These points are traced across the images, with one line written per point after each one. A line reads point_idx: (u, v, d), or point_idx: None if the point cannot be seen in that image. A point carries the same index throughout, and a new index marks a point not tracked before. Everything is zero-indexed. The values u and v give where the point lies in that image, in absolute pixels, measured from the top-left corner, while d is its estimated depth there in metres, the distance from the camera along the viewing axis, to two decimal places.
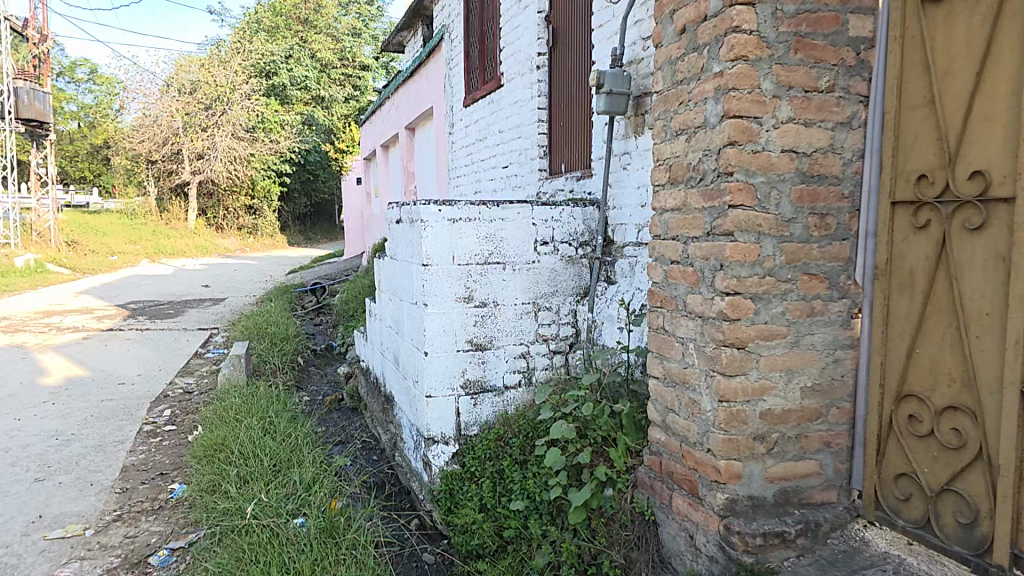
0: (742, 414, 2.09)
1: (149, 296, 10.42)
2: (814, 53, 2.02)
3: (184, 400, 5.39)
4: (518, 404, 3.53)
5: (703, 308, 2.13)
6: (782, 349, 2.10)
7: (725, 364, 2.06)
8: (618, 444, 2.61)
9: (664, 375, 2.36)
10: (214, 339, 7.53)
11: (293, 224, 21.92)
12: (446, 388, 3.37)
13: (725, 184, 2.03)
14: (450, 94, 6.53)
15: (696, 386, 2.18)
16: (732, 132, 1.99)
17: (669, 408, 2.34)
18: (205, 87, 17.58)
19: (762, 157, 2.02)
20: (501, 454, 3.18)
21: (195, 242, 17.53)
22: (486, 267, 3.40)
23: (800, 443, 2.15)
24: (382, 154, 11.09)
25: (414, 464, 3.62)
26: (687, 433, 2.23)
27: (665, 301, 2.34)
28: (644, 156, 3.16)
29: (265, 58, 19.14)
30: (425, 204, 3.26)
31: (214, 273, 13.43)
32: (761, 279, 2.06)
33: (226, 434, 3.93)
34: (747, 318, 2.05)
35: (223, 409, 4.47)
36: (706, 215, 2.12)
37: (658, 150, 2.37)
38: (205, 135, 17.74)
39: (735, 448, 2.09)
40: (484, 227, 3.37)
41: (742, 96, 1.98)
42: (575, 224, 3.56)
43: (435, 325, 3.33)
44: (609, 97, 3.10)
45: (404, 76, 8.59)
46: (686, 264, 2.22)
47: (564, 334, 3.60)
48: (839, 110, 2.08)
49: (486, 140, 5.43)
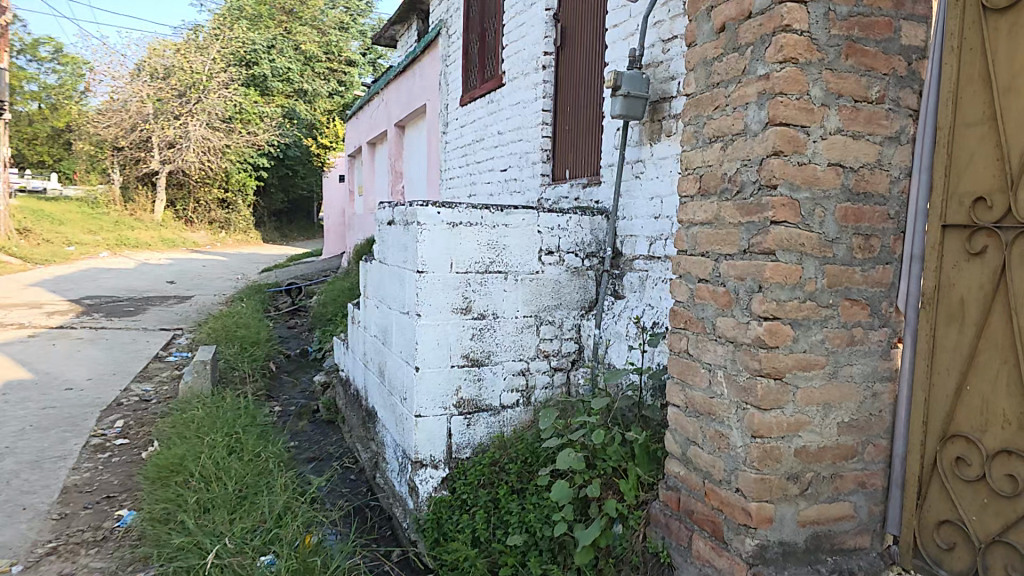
0: (777, 451, 1.91)
1: (108, 291, 9.92)
2: (866, 61, 1.77)
3: (138, 409, 5.05)
4: (516, 425, 3.36)
5: (736, 332, 1.94)
6: (820, 382, 1.90)
7: (761, 397, 1.88)
8: (630, 476, 2.45)
9: (686, 405, 2.18)
10: (177, 340, 7.14)
11: (269, 221, 21.40)
12: (438, 407, 3.18)
13: (767, 199, 1.79)
14: (444, 92, 6.31)
15: (725, 418, 2.00)
16: (776, 141, 1.75)
17: (691, 439, 2.16)
18: (180, 72, 17.05)
19: (808, 170, 1.77)
20: (496, 482, 3.01)
21: (160, 235, 16.89)
22: (487, 276, 3.21)
23: (834, 484, 1.97)
24: (368, 152, 10.79)
25: (398, 488, 3.42)
26: (713, 469, 2.06)
27: (690, 322, 2.15)
28: (662, 165, 2.99)
29: (245, 47, 18.60)
30: (424, 206, 3.04)
31: (179, 269, 12.90)
32: (801, 303, 1.84)
33: (185, 454, 3.64)
34: (785, 346, 1.85)
35: (184, 423, 4.17)
36: (742, 232, 1.90)
37: (686, 159, 2.13)
38: (178, 123, 17.14)
39: (768, 489, 1.92)
40: (486, 233, 3.17)
41: (789, 102, 1.74)
42: (582, 233, 3.38)
43: (429, 339, 3.12)
44: (627, 100, 2.92)
45: (395, 71, 8.34)
46: (717, 285, 2.02)
47: (566, 350, 3.42)
48: (888, 123, 1.82)
49: (484, 142, 5.23)
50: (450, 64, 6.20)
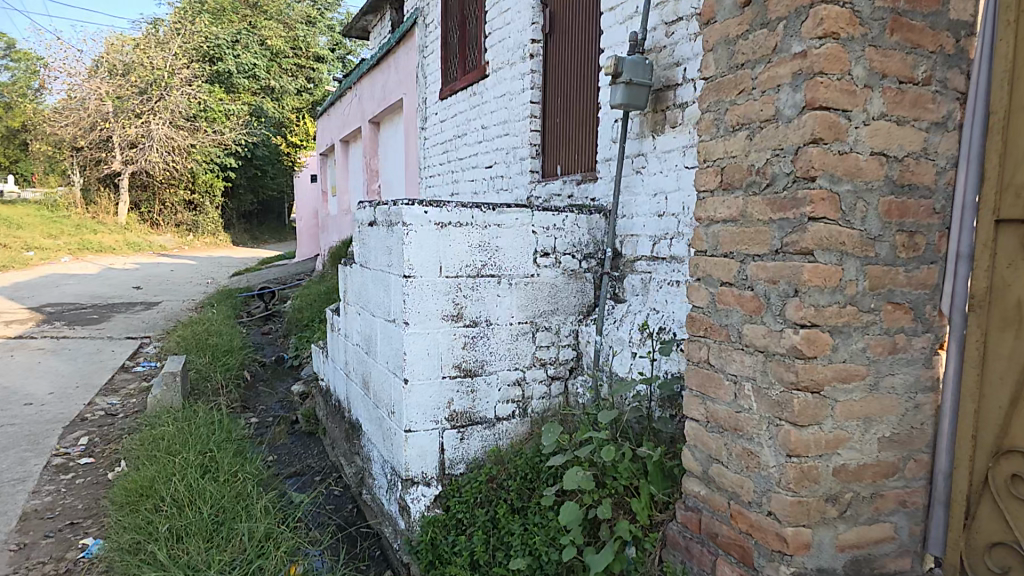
0: (814, 471, 1.73)
1: (71, 298, 9.43)
2: (912, 37, 1.63)
3: (104, 425, 4.72)
4: (512, 438, 3.16)
5: (767, 340, 1.76)
6: (860, 394, 1.73)
7: (798, 412, 1.69)
8: (642, 494, 2.27)
9: (708, 420, 1.99)
10: (144, 350, 6.76)
11: (238, 223, 20.83)
12: (429, 421, 2.96)
13: (804, 192, 1.62)
14: (422, 85, 6.07)
15: (754, 435, 1.81)
16: (816, 127, 1.58)
17: (714, 457, 1.97)
18: (139, 69, 16.38)
19: (849, 160, 1.61)
20: (495, 499, 2.80)
21: (125, 238, 16.26)
22: (479, 280, 2.99)
23: (874, 504, 1.80)
24: (340, 150, 10.45)
25: (388, 507, 3.20)
26: (741, 490, 1.87)
27: (711, 330, 1.97)
28: (666, 158, 2.83)
29: (209, 41, 17.96)
30: (410, 205, 2.81)
31: (146, 274, 12.40)
32: (841, 308, 1.67)
33: (156, 475, 3.35)
34: (824, 356, 1.68)
35: (153, 441, 3.87)
36: (774, 229, 1.72)
37: (705, 150, 1.97)
38: (139, 122, 16.46)
39: (805, 513, 1.74)
40: (477, 233, 2.96)
41: (830, 83, 1.58)
42: (579, 233, 3.20)
43: (418, 349, 2.90)
44: (629, 88, 2.75)
45: (368, 64, 8.04)
46: (743, 289, 1.84)
47: (564, 358, 3.24)
48: (934, 107, 1.69)
49: (466, 137, 5.04)
50: (428, 55, 5.95)
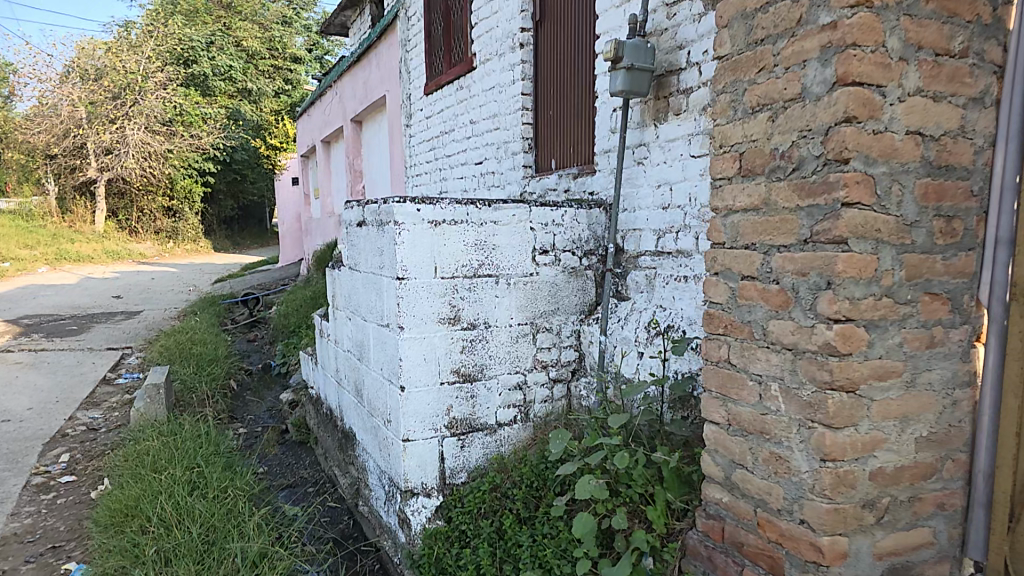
0: (851, 476, 1.61)
1: (48, 309, 9.13)
2: (948, 5, 1.55)
3: (86, 440, 4.52)
4: (514, 444, 3.03)
5: (796, 337, 1.64)
6: (897, 392, 1.61)
7: (832, 414, 1.58)
8: (657, 502, 2.12)
9: (729, 422, 1.87)
10: (126, 361, 6.54)
11: (218, 229, 20.48)
12: (427, 430, 2.81)
13: (837, 175, 1.52)
14: (405, 81, 5.90)
15: (783, 439, 1.69)
16: (849, 104, 1.50)
17: (737, 462, 1.84)
18: (112, 73, 15.99)
19: (885, 139, 1.52)
20: (500, 509, 2.66)
21: (103, 247, 15.86)
22: (476, 281, 2.85)
23: (914, 509, 1.68)
24: (322, 151, 10.23)
25: (386, 519, 3.05)
26: (769, 497, 1.74)
27: (732, 326, 1.85)
28: (670, 148, 2.71)
29: (184, 45, 17.58)
30: (401, 203, 2.66)
31: (126, 283, 12.09)
32: (877, 301, 1.56)
33: (142, 493, 3.16)
34: (859, 352, 1.57)
35: (137, 456, 3.67)
36: (802, 217, 1.61)
37: (722, 134, 1.86)
38: (115, 128, 16.03)
39: (842, 521, 1.62)
40: (473, 231, 2.81)
41: (864, 56, 1.49)
42: (579, 228, 3.06)
43: (414, 354, 2.75)
44: (630, 74, 2.64)
45: (349, 62, 7.86)
46: (768, 282, 1.73)
47: (566, 359, 3.11)
48: (971, 82, 1.60)
49: (454, 134, 4.89)
50: (412, 50, 5.79)
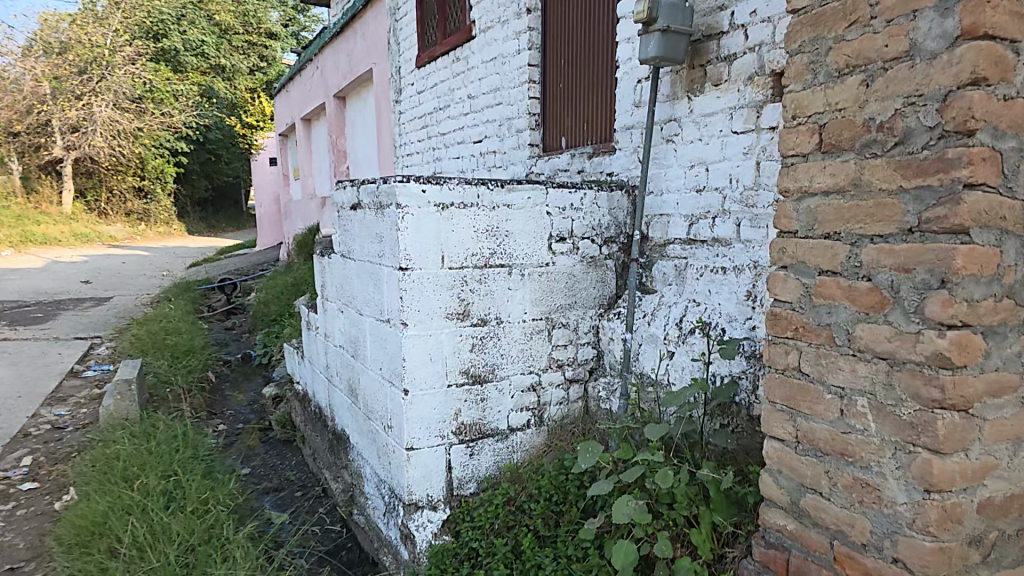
0: (958, 510, 1.36)
1: (11, 296, 8.59)
2: None
3: (52, 441, 4.15)
4: (527, 451, 2.77)
5: (894, 345, 1.39)
6: (1011, 410, 1.39)
7: (943, 438, 1.32)
8: (702, 524, 1.84)
9: (798, 440, 1.60)
10: (95, 351, 6.12)
11: (191, 211, 19.93)
12: (433, 437, 2.53)
13: (960, 150, 1.29)
14: (394, 53, 5.53)
15: (873, 463, 1.43)
16: (979, 62, 1.27)
17: (808, 486, 1.58)
18: (77, 47, 15.09)
19: (1015, 108, 1.32)
20: (515, 525, 2.38)
21: (71, 229, 15.16)
22: (486, 272, 2.55)
23: (1020, 543, 1.47)
24: (302, 130, 9.75)
25: (386, 533, 2.77)
26: (851, 530, 1.49)
27: (804, 329, 1.59)
28: (706, 124, 2.48)
29: (153, 17, 16.69)
30: (404, 182, 2.34)
31: (97, 268, 11.52)
32: (996, 303, 1.34)
33: (111, 508, 2.83)
34: (975, 364, 1.33)
35: (108, 462, 3.33)
36: (907, 202, 1.38)
37: (797, 103, 1.63)
38: (81, 104, 15.12)
39: (947, 563, 1.36)
40: (484, 216, 2.51)
41: (999, 4, 1.27)
42: (599, 213, 2.77)
43: (419, 353, 2.46)
44: (664, 38, 2.38)
45: (332, 34, 7.39)
46: (855, 279, 1.48)
47: (583, 357, 2.84)
48: None
49: (450, 110, 4.56)
50: (402, 19, 5.40)
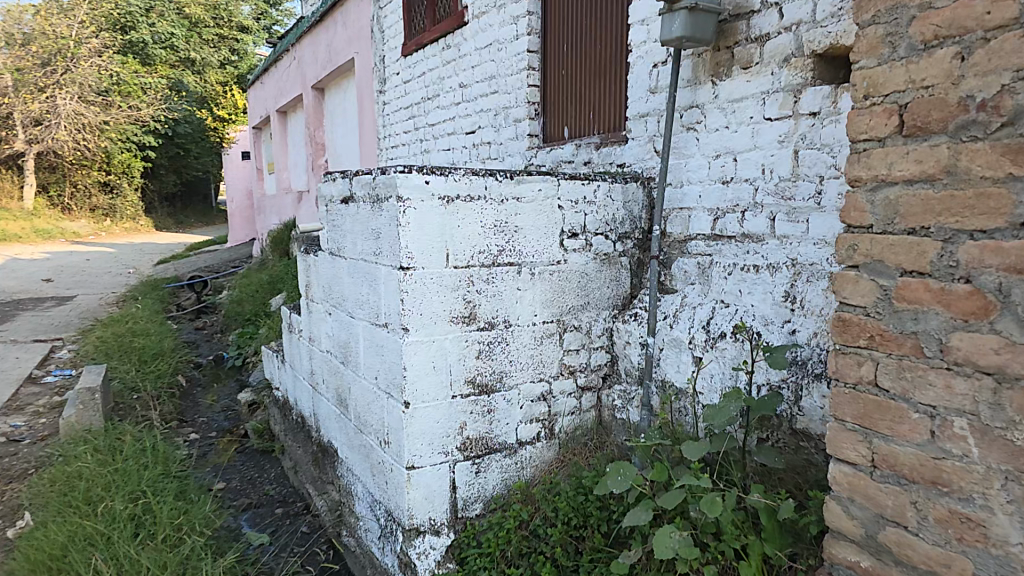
0: None
1: None
2: None
3: (7, 456, 3.78)
4: (537, 467, 2.54)
5: (1004, 358, 1.20)
6: None
7: None
8: (752, 556, 1.63)
9: (874, 464, 1.40)
10: (55, 355, 5.70)
11: (160, 207, 19.22)
12: (436, 454, 2.28)
13: None
14: (378, 41, 5.23)
15: (977, 494, 1.25)
16: None
17: (888, 518, 1.38)
18: (41, 39, 14.26)
19: None
20: (531, 552, 2.14)
21: (33, 226, 14.46)
22: (494, 271, 2.31)
23: None
24: (277, 123, 9.34)
25: (382, 559, 2.51)
26: (945, 569, 1.30)
27: (882, 337, 1.39)
28: (733, 110, 2.27)
29: (120, 9, 16.01)
30: (406, 172, 2.09)
31: (58, 265, 10.93)
32: None
33: (70, 540, 2.52)
34: None
35: (68, 484, 3.00)
36: (1020, 191, 1.18)
37: (869, 80, 1.41)
38: (43, 96, 14.40)
39: None
40: (491, 209, 2.26)
41: None
42: (614, 207, 2.55)
43: (421, 361, 2.21)
44: (692, 16, 2.16)
45: (311, 24, 7.05)
46: (949, 281, 1.28)
47: (595, 363, 2.62)
48: None
49: (439, 99, 4.29)
50: (386, 6, 5.10)
